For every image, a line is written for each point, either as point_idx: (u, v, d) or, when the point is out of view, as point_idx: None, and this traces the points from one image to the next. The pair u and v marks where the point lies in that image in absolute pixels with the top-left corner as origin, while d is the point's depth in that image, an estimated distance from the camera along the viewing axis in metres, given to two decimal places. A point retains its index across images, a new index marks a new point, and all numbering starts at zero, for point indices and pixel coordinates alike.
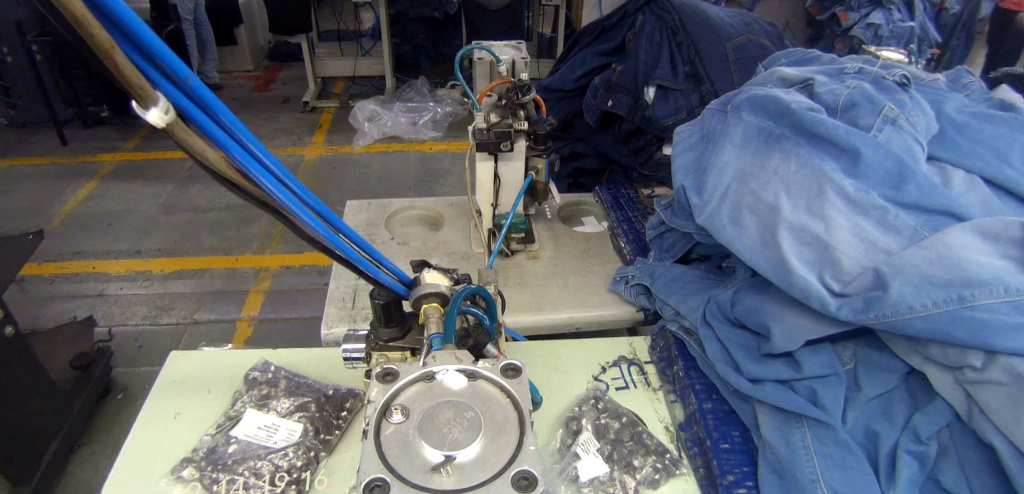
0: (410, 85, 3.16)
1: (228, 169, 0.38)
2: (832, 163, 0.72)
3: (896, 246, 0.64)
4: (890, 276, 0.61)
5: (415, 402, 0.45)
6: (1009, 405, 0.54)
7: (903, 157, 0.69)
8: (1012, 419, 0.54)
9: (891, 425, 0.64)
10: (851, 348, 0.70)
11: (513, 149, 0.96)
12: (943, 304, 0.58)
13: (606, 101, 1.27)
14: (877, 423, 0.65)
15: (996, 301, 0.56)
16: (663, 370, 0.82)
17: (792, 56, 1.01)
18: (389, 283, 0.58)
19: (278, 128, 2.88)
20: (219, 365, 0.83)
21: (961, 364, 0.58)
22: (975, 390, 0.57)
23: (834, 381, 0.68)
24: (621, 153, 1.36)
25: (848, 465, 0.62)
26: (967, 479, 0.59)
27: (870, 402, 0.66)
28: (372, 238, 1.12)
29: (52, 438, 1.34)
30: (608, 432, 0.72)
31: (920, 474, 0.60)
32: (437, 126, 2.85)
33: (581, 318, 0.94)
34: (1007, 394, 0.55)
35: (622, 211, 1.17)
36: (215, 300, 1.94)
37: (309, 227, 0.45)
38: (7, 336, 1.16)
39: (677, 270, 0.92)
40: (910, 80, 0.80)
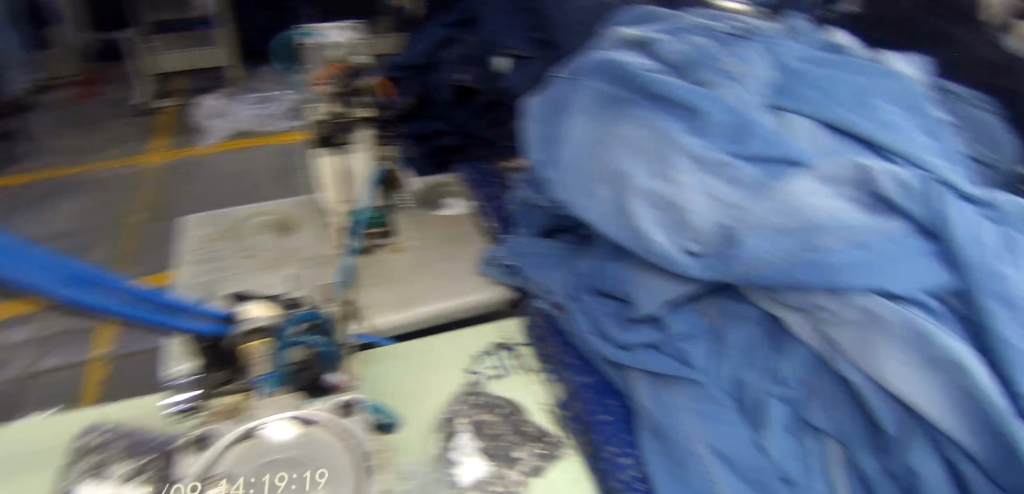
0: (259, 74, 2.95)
1: None
2: (677, 122, 0.72)
3: (742, 198, 0.65)
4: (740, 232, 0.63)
5: (238, 464, 0.48)
6: (861, 341, 0.58)
7: (743, 110, 0.71)
8: (867, 352, 0.57)
9: (757, 372, 0.66)
10: (709, 303, 0.71)
11: (357, 139, 0.91)
12: (792, 253, 0.60)
13: (460, 75, 1.23)
14: (744, 370, 0.67)
15: (841, 247, 0.58)
16: (538, 349, 0.83)
17: (634, 14, 0.99)
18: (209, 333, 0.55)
19: (108, 137, 2.64)
20: (36, 433, 0.71)
21: (816, 308, 0.61)
22: (829, 329, 0.60)
23: (698, 338, 0.70)
24: (480, 127, 1.31)
25: (721, 419, 0.65)
26: (829, 414, 0.62)
27: (736, 352, 0.68)
28: (218, 252, 1.05)
29: None
30: (485, 428, 0.71)
31: (790, 416, 0.64)
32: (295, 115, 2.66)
33: (453, 307, 0.91)
34: (857, 332, 0.58)
35: (484, 188, 1.17)
36: (59, 342, 1.70)
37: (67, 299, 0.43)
38: None
39: (543, 245, 0.90)
40: (739, 33, 0.83)
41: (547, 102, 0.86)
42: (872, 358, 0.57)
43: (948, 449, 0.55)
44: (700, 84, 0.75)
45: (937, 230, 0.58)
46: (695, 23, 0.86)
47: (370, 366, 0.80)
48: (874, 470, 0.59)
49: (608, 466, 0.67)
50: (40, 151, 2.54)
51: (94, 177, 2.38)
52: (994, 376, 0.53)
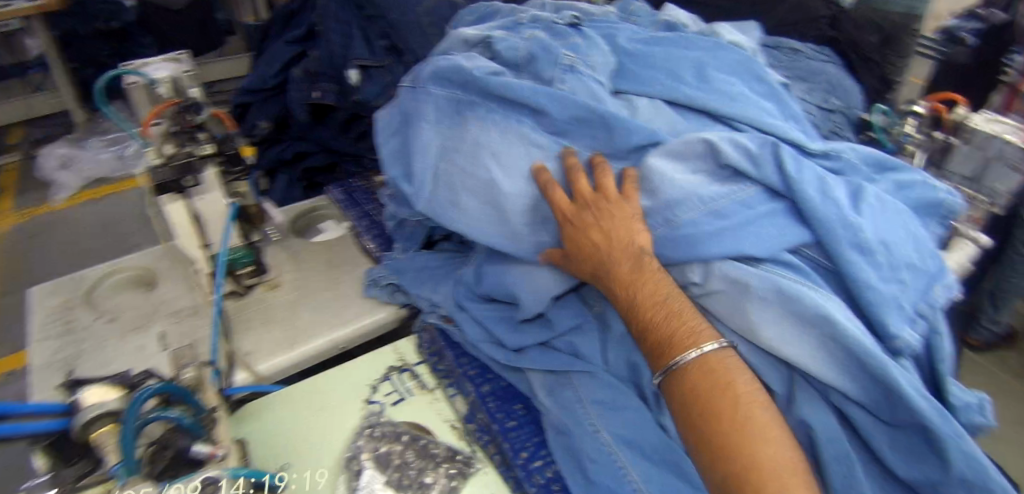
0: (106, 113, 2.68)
1: None
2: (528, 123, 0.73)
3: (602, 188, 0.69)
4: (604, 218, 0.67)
5: None
6: (732, 307, 0.61)
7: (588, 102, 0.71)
8: (739, 320, 0.60)
9: None
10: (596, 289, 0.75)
11: (203, 180, 0.84)
12: (656, 229, 0.65)
13: (312, 93, 1.18)
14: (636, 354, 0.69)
15: (697, 216, 0.63)
16: (435, 365, 0.81)
17: (474, 12, 1.01)
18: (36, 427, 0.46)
19: None
20: None
21: (685, 282, 0.65)
22: (706, 302, 0.64)
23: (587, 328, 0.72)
24: (346, 143, 1.26)
25: (620, 405, 0.66)
26: None
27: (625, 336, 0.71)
28: (71, 325, 0.95)
29: None
30: (392, 459, 0.68)
31: None
32: None
33: (343, 337, 0.89)
34: (726, 299, 0.61)
35: (358, 208, 1.13)
36: None
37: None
38: None
39: (421, 260, 0.90)
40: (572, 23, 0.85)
41: (398, 115, 0.84)
42: (744, 320, 0.60)
43: (829, 395, 0.59)
44: (545, 81, 0.76)
45: (783, 192, 0.65)
46: (532, 16, 0.88)
47: (243, 423, 0.74)
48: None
49: (523, 473, 0.66)
50: None
51: None
52: (852, 320, 0.57)
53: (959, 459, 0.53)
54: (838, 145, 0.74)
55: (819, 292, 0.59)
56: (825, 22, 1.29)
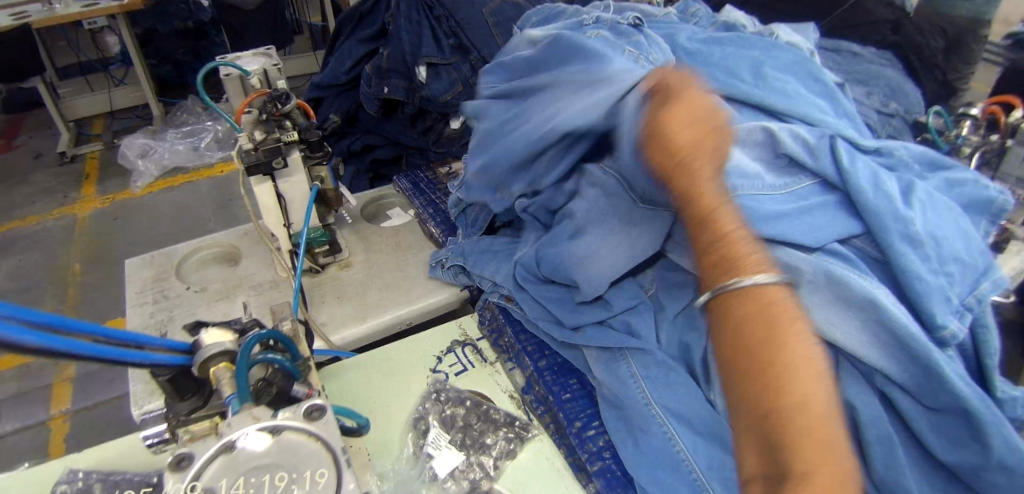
0: (179, 106, 2.87)
1: None
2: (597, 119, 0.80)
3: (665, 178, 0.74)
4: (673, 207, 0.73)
5: (219, 480, 0.43)
6: None
7: None
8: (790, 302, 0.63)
9: (698, 334, 0.73)
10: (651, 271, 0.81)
11: (290, 163, 0.92)
12: None
13: (381, 89, 1.28)
14: (687, 335, 0.74)
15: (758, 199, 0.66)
16: (495, 341, 0.88)
17: (541, 12, 1.09)
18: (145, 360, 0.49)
19: (31, 190, 2.51)
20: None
21: None
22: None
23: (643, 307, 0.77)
24: (412, 136, 1.38)
25: (672, 381, 0.70)
26: None
27: (676, 318, 0.76)
28: (166, 292, 1.05)
29: None
30: (456, 421, 0.75)
31: None
32: (223, 146, 2.69)
33: (409, 314, 0.97)
34: None
35: (424, 196, 1.20)
36: (15, 406, 1.70)
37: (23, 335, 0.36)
38: None
39: (483, 243, 0.97)
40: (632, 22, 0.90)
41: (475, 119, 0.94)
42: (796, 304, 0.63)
43: (875, 381, 0.62)
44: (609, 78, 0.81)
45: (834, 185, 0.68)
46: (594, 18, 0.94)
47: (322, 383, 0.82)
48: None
49: (577, 439, 0.72)
50: None
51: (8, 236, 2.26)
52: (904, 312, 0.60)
53: (1000, 445, 0.57)
54: (892, 142, 0.77)
55: (868, 280, 0.62)
56: (888, 26, 1.30)
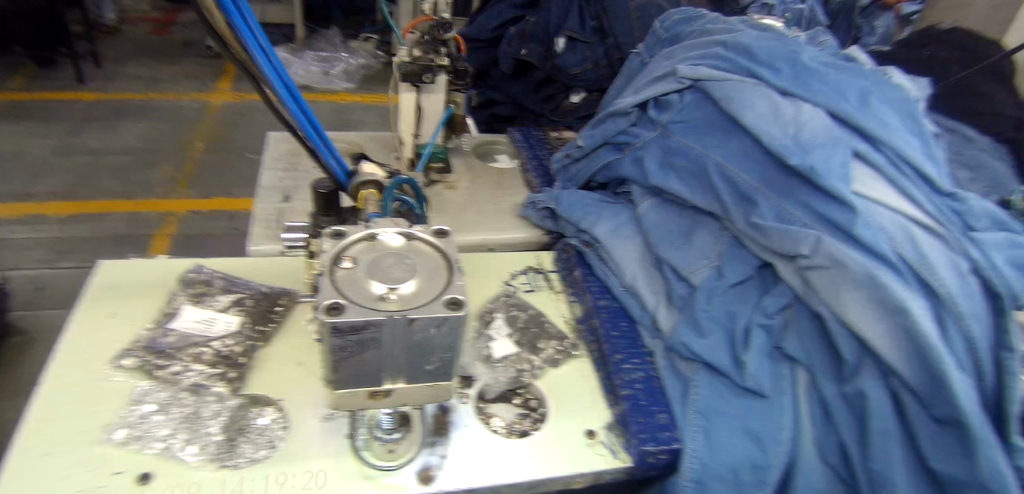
0: (323, 34, 3.17)
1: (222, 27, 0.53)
2: (724, 124, 0.91)
3: (756, 180, 0.83)
4: (756, 197, 0.82)
5: (361, 254, 0.52)
6: (829, 282, 0.71)
7: (776, 103, 0.85)
8: (833, 294, 0.70)
9: (746, 307, 0.81)
10: (718, 243, 0.87)
11: (435, 82, 1.05)
12: (802, 213, 0.78)
13: (520, 50, 1.48)
14: (735, 308, 0.82)
15: (830, 208, 0.75)
16: (565, 276, 0.98)
17: (683, 12, 1.18)
18: (297, 123, 0.64)
19: (179, 72, 2.92)
20: (147, 270, 0.87)
21: (796, 254, 0.74)
22: (808, 274, 0.73)
23: (701, 272, 0.85)
24: (533, 101, 1.53)
25: (711, 338, 0.79)
26: (801, 343, 0.76)
27: (729, 289, 0.83)
28: (296, 164, 1.21)
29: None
30: (517, 322, 0.87)
31: (768, 342, 0.78)
32: (352, 78, 2.93)
33: (494, 240, 1.08)
34: (827, 275, 0.71)
35: (532, 150, 1.31)
36: (118, 244, 1.91)
37: (225, 17, 0.52)
38: None
39: (578, 195, 1.06)
40: (763, 36, 0.96)
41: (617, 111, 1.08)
42: (838, 299, 0.70)
43: (889, 380, 0.69)
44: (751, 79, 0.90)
45: (906, 211, 0.74)
46: (726, 30, 1.05)
47: None
48: (832, 394, 0.72)
49: (614, 368, 0.80)
50: (112, 78, 2.81)
51: (152, 105, 2.63)
52: (929, 322, 0.66)
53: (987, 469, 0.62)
54: (966, 191, 0.80)
55: (908, 291, 0.67)
56: (1012, 122, 1.26)
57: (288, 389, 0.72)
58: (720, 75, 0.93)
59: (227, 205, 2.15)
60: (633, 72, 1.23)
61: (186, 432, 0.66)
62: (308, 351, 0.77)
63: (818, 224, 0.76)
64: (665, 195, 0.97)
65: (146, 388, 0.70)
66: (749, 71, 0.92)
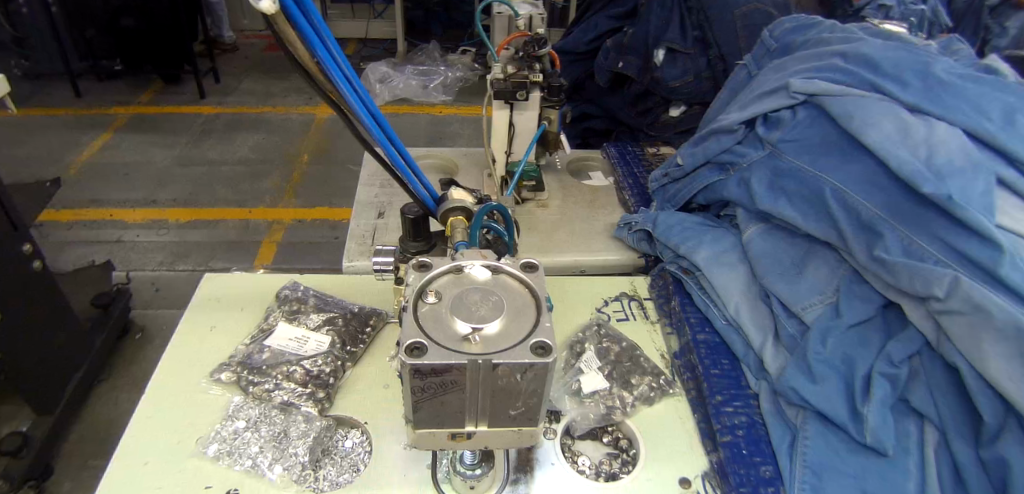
0: (421, 48, 3.28)
1: (310, 64, 0.51)
2: (842, 146, 0.82)
3: (880, 209, 0.74)
4: (880, 227, 0.73)
5: (446, 287, 0.51)
6: (967, 331, 0.61)
7: (905, 121, 0.75)
8: (971, 345, 0.61)
9: (866, 351, 0.72)
10: (836, 277, 0.79)
11: (528, 99, 1.02)
12: (935, 247, 0.68)
13: (618, 63, 1.44)
14: (852, 351, 0.73)
15: (972, 245, 0.65)
16: (661, 305, 0.92)
17: (796, 21, 1.09)
18: (384, 149, 0.62)
19: (289, 87, 3.14)
20: (251, 285, 0.91)
21: (927, 295, 0.65)
22: (941, 320, 0.64)
23: (815, 309, 0.78)
24: (630, 115, 1.52)
25: (823, 383, 0.71)
26: (932, 397, 0.67)
27: (848, 331, 0.74)
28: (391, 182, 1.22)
29: (101, 382, 1.62)
30: (609, 354, 0.82)
31: (892, 393, 0.68)
32: (448, 90, 3.01)
33: (585, 262, 1.04)
34: (965, 322, 0.62)
35: (628, 167, 1.27)
36: (228, 250, 2.07)
37: (312, 53, 0.50)
38: (35, 270, 1.27)
39: (677, 217, 1.01)
40: (891, 45, 0.86)
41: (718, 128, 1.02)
42: (977, 351, 0.61)
43: None
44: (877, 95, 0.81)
45: None
46: (846, 38, 0.94)
47: None
48: (967, 458, 0.63)
49: (714, 410, 0.74)
50: (229, 94, 3.06)
51: (264, 118, 2.84)
52: None
53: None
54: None
55: None
56: None
57: (373, 413, 0.72)
58: (833, 87, 0.85)
59: (324, 215, 2.26)
60: (740, 86, 1.15)
61: (274, 451, 0.67)
62: (394, 374, 0.78)
63: (956, 261, 0.66)
64: (774, 221, 0.90)
65: (238, 403, 0.72)
66: (867, 83, 0.83)
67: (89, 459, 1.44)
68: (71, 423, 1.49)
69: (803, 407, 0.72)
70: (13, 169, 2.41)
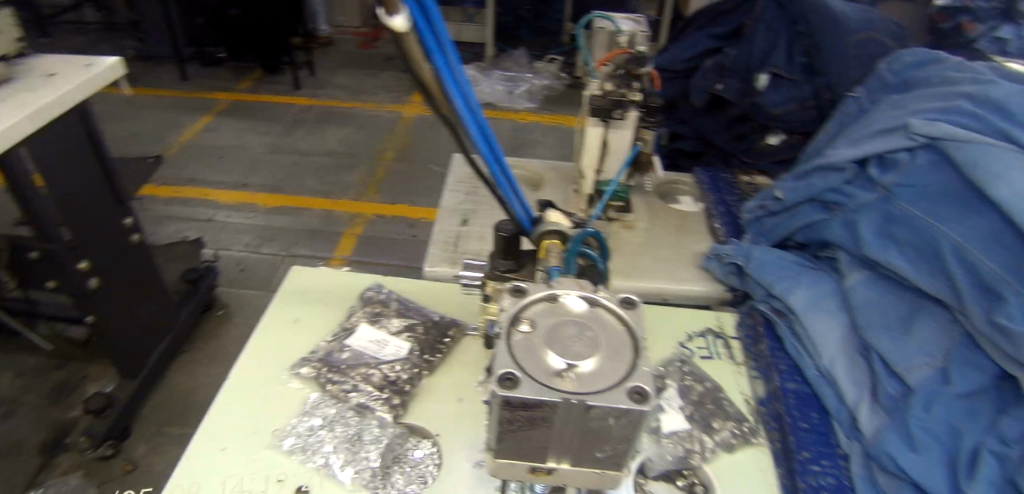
0: (509, 54, 3.32)
1: (429, 81, 0.51)
2: (966, 197, 0.75)
3: (1006, 271, 0.67)
4: (1006, 291, 0.66)
5: (541, 316, 0.50)
6: None
7: None
8: None
9: (977, 425, 0.66)
10: (947, 339, 0.73)
11: (625, 118, 1.00)
12: None
13: (716, 83, 1.45)
14: (960, 422, 0.68)
15: None
16: (749, 346, 0.87)
17: (916, 55, 1.00)
18: (487, 166, 0.62)
19: (379, 84, 3.25)
20: (338, 281, 0.94)
21: None
22: None
23: (922, 372, 0.72)
24: (723, 138, 1.50)
25: (922, 454, 0.66)
26: None
27: (956, 400, 0.69)
28: (476, 189, 1.23)
29: (182, 352, 1.74)
30: (691, 394, 0.78)
31: (1003, 476, 0.62)
32: (532, 98, 3.02)
33: (670, 291, 1.00)
34: None
35: (719, 195, 1.23)
36: (310, 238, 2.16)
37: (434, 71, 0.51)
38: (134, 242, 1.41)
39: (773, 254, 0.96)
40: None
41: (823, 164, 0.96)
42: None
43: None
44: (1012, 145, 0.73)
45: None
46: (976, 78, 0.86)
47: None
48: None
49: (800, 467, 0.70)
50: (323, 87, 3.21)
51: (353, 113, 2.96)
52: None
53: None
54: None
55: None
56: None
57: (445, 426, 0.73)
58: (960, 131, 0.77)
59: (402, 212, 2.32)
60: (850, 119, 1.07)
61: (346, 453, 0.68)
62: (469, 388, 0.78)
63: None
64: (881, 269, 0.84)
65: (315, 399, 0.75)
66: (999, 131, 0.75)
67: (165, 424, 1.54)
68: (152, 389, 1.60)
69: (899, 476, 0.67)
70: (127, 144, 2.63)
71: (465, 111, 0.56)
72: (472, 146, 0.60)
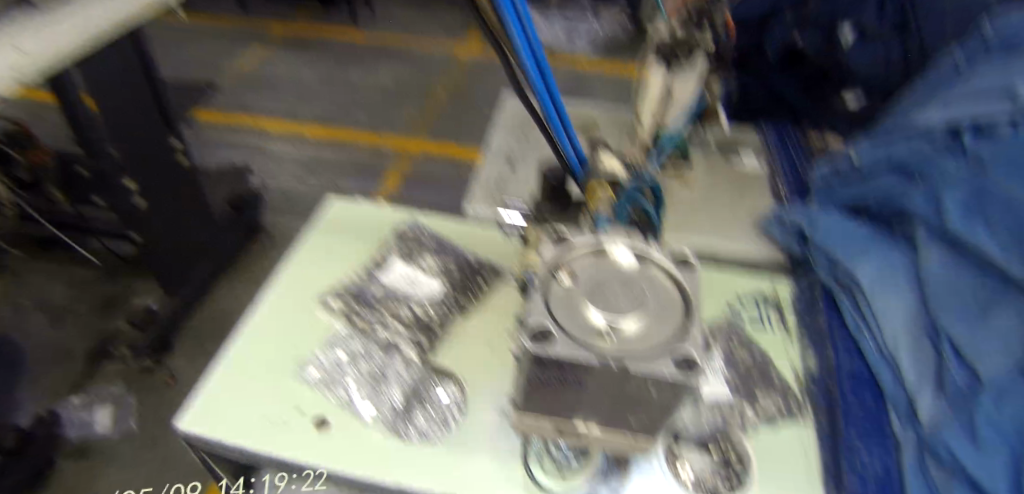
0: None
1: None
2: None
3: None
4: None
5: (585, 268, 0.45)
6: None
7: None
8: None
9: None
10: None
11: (692, 66, 0.93)
12: None
13: (799, 37, 1.40)
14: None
15: None
16: (804, 317, 0.82)
17: None
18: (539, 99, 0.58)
19: (435, 19, 3.14)
20: (376, 213, 0.91)
21: None
22: None
23: (995, 362, 0.64)
24: (796, 94, 1.41)
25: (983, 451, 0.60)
26: None
27: None
28: (525, 131, 1.17)
29: (222, 275, 1.75)
30: (737, 364, 0.72)
31: None
32: (593, 41, 2.87)
33: (722, 251, 0.93)
34: None
35: (785, 153, 1.14)
36: (357, 172, 2.16)
37: None
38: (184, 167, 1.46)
39: (841, 222, 0.88)
40: None
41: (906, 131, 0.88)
42: None
43: None
44: None
45: None
46: None
47: None
48: None
49: (845, 448, 0.65)
50: (377, 19, 3.13)
51: (406, 48, 2.88)
52: None
53: None
54: None
55: None
56: None
57: (471, 371, 0.71)
58: None
59: (448, 151, 2.28)
60: (943, 78, 0.94)
61: (370, 389, 0.68)
62: (497, 330, 0.75)
63: None
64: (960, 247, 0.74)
65: (343, 334, 0.73)
66: None
67: (203, 341, 1.60)
68: (195, 308, 1.66)
69: (953, 471, 0.61)
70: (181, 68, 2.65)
71: (519, 31, 0.52)
72: (523, 73, 0.56)
